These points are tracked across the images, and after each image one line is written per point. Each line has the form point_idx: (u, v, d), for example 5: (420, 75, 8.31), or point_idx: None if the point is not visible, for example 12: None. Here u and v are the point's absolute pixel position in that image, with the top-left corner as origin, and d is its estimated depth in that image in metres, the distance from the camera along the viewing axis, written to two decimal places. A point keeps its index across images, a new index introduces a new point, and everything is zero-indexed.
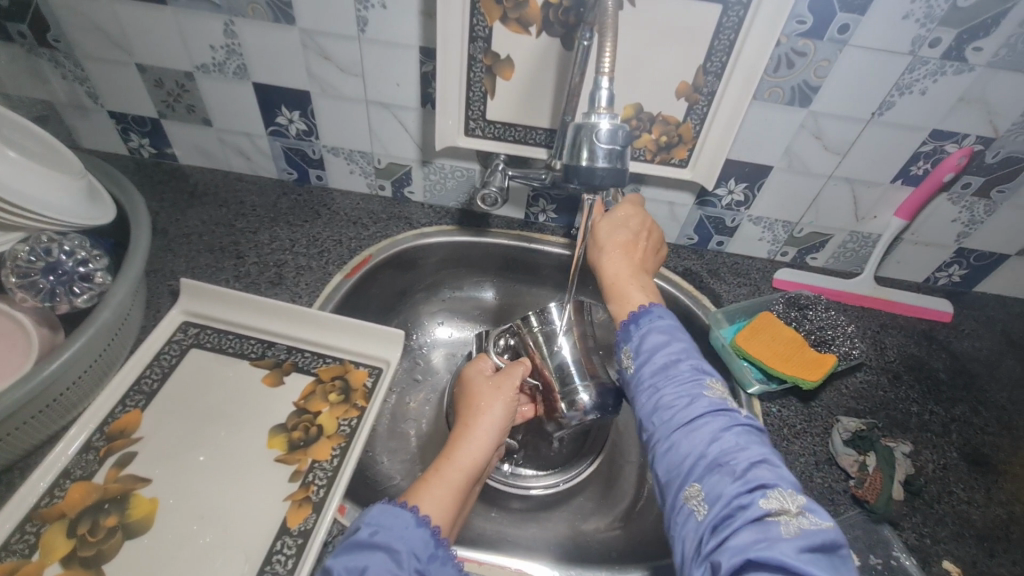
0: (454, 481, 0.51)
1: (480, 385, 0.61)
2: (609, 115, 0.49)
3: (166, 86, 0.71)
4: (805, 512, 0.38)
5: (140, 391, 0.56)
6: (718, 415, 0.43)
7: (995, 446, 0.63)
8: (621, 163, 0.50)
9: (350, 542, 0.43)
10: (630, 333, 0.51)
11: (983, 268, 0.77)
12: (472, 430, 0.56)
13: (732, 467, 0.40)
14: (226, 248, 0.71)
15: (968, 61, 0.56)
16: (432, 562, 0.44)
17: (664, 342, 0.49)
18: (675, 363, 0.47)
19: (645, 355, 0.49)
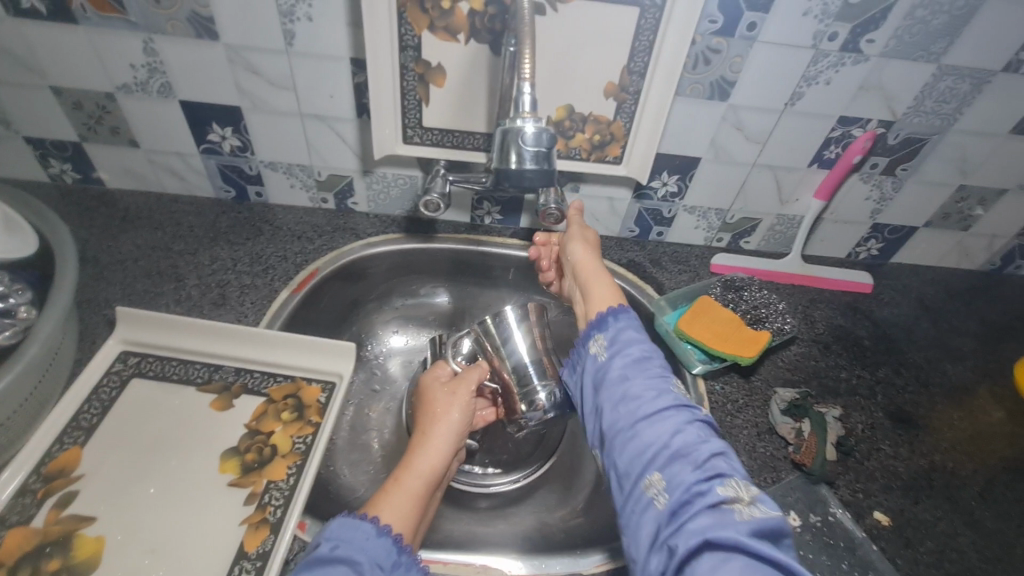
0: (414, 489, 0.52)
1: (436, 391, 0.63)
2: (533, 119, 0.51)
3: (86, 108, 0.68)
4: (757, 502, 0.39)
5: (78, 427, 0.53)
6: (681, 409, 0.45)
7: (915, 402, 0.69)
8: (548, 163, 0.53)
9: (308, 560, 0.42)
10: (605, 324, 0.54)
11: (896, 240, 0.84)
12: (430, 438, 0.58)
13: (693, 458, 0.41)
14: (164, 272, 0.69)
15: (863, 52, 0.62)
16: (396, 569, 0.44)
17: (637, 338, 0.52)
18: (645, 359, 0.50)
19: (617, 347, 0.51)
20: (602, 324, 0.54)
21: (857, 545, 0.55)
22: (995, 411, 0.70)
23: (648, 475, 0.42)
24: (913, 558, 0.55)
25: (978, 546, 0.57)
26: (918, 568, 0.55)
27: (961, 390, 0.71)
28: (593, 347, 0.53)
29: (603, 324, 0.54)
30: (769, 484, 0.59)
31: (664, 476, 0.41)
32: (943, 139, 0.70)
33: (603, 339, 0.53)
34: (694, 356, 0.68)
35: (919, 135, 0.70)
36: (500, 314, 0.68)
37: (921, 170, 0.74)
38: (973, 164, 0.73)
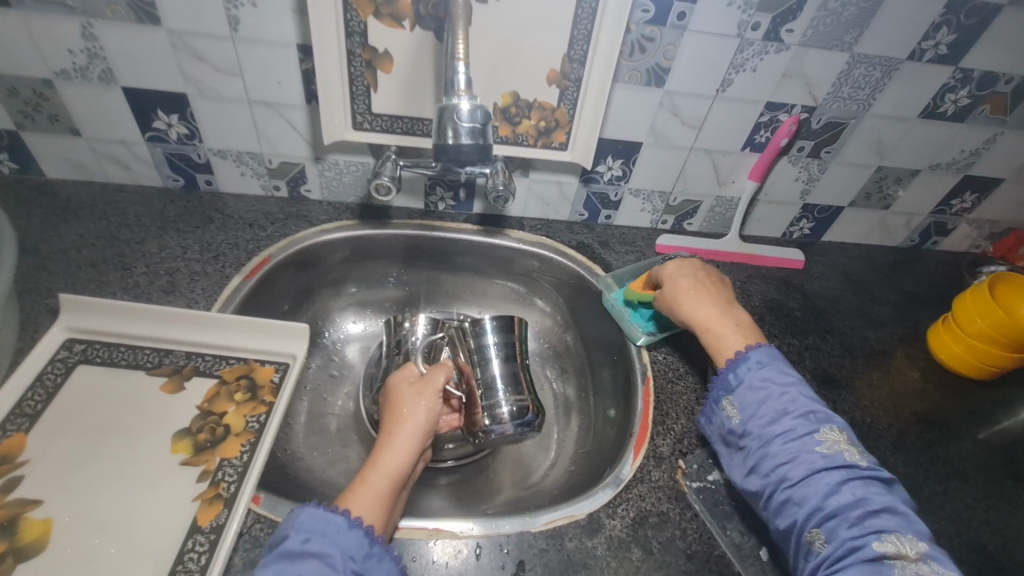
0: (380, 488, 0.51)
1: (403, 391, 0.60)
2: (467, 96, 0.53)
3: (22, 95, 0.66)
4: (926, 559, 0.44)
5: (22, 414, 0.53)
6: (833, 468, 0.48)
7: (840, 366, 0.75)
8: (484, 139, 0.54)
9: (280, 552, 0.44)
10: (731, 384, 0.56)
11: (825, 220, 0.90)
12: (395, 439, 0.55)
13: (850, 511, 0.46)
14: (110, 261, 0.68)
15: (784, 41, 0.66)
16: (368, 560, 0.46)
17: (760, 392, 0.54)
18: (779, 416, 0.52)
19: (751, 410, 0.53)
20: (726, 383, 0.56)
21: None
22: (910, 371, 0.76)
23: (800, 531, 0.48)
24: None
25: None
26: None
27: (880, 354, 0.78)
28: (725, 409, 0.56)
29: (727, 382, 0.56)
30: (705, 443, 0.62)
31: (818, 529, 0.47)
32: (861, 123, 0.76)
33: (732, 399, 0.55)
34: (639, 328, 0.71)
35: (840, 120, 0.75)
36: (480, 322, 0.67)
37: (843, 152, 0.80)
38: (888, 146, 0.79)
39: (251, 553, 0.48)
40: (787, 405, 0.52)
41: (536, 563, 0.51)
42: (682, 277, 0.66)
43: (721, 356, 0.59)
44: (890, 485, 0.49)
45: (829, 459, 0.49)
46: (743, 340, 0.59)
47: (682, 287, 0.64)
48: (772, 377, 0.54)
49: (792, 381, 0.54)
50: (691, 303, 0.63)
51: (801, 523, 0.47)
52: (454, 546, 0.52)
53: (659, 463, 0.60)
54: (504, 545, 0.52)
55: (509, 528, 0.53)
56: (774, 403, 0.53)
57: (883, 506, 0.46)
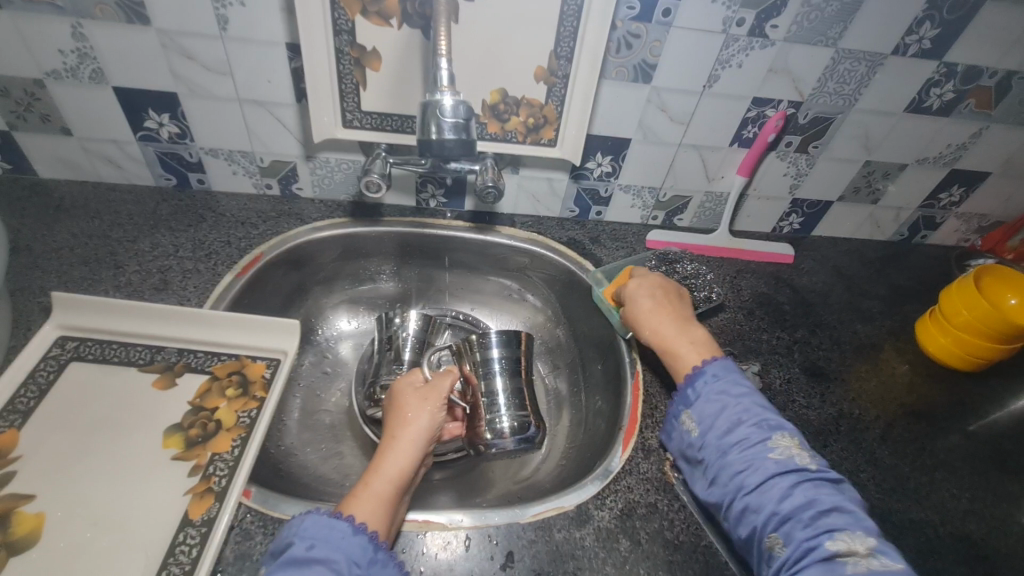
0: (382, 492, 0.51)
1: (407, 394, 0.60)
2: (451, 92, 0.54)
3: (14, 95, 0.67)
4: (876, 554, 0.44)
5: (15, 410, 0.53)
6: (786, 473, 0.49)
7: (828, 359, 0.75)
8: (467, 134, 0.55)
9: (285, 559, 0.44)
10: (689, 397, 0.57)
11: (815, 215, 0.91)
12: (399, 442, 0.55)
13: (805, 513, 0.46)
14: (103, 259, 0.69)
15: (769, 37, 0.67)
16: (373, 565, 0.46)
17: (716, 402, 0.55)
18: (734, 425, 0.53)
19: (707, 421, 0.54)
20: (684, 397, 0.57)
21: None
22: (898, 364, 0.77)
23: (760, 537, 0.48)
24: None
25: (876, 481, 0.63)
26: None
27: (869, 347, 0.78)
28: (684, 423, 0.56)
29: (685, 397, 0.57)
30: None
31: (777, 534, 0.47)
32: (848, 118, 0.77)
33: (690, 412, 0.56)
34: None
35: (826, 115, 0.76)
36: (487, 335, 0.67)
37: (830, 147, 0.80)
38: (875, 141, 0.80)
39: (242, 545, 0.48)
40: (740, 415, 0.53)
41: (525, 554, 0.52)
42: (645, 296, 0.67)
43: (680, 375, 0.60)
44: (841, 485, 0.50)
45: (783, 464, 0.50)
46: (699, 356, 0.60)
47: (643, 306, 0.66)
48: (727, 389, 0.56)
49: (745, 390, 0.56)
50: (648, 323, 0.65)
51: (760, 530, 0.48)
52: (443, 538, 0.52)
53: (647, 455, 0.61)
54: (493, 536, 0.53)
55: (498, 519, 0.54)
56: (729, 414, 0.54)
57: (835, 506, 0.47)
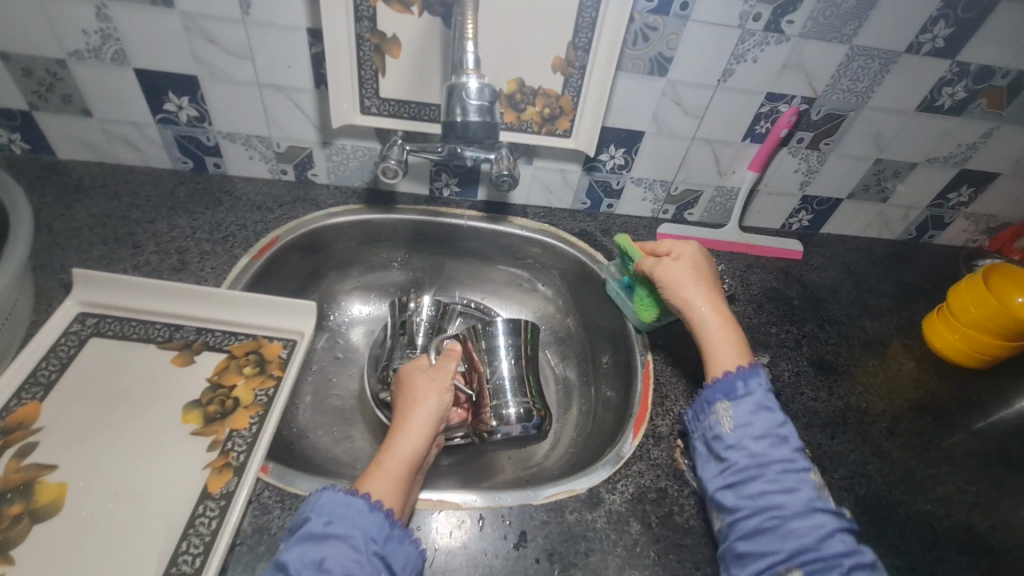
0: (395, 471, 0.51)
1: (416, 377, 0.61)
2: (476, 76, 0.55)
3: (36, 75, 0.67)
4: None
5: (37, 382, 0.54)
6: (826, 512, 0.49)
7: (836, 353, 0.76)
8: (491, 117, 0.56)
9: (303, 534, 0.45)
10: (739, 400, 0.56)
11: (824, 212, 0.92)
12: (410, 423, 0.56)
13: (840, 559, 0.47)
14: (122, 239, 0.70)
15: (784, 32, 0.68)
16: (390, 541, 0.47)
17: (765, 416, 0.55)
18: (781, 445, 0.53)
19: (754, 430, 0.54)
20: (730, 389, 0.57)
21: None
22: (905, 360, 0.78)
23: (781, 564, 0.47)
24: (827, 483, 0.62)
25: (883, 472, 0.64)
26: (832, 492, 0.61)
27: (876, 343, 0.79)
28: (725, 422, 0.55)
29: (732, 389, 0.57)
30: None
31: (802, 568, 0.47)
32: (860, 115, 0.77)
33: (734, 413, 0.55)
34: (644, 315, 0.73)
35: (839, 112, 0.77)
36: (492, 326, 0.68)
37: (841, 144, 0.81)
38: (886, 139, 0.81)
39: (259, 519, 0.49)
40: (789, 439, 0.53)
41: (537, 534, 0.53)
42: (698, 270, 0.67)
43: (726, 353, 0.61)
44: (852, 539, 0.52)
45: (818, 496, 0.50)
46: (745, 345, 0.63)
47: (699, 279, 0.66)
48: (773, 404, 0.56)
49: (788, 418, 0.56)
50: (708, 297, 0.65)
51: (786, 558, 0.47)
52: (457, 516, 0.53)
53: (658, 442, 0.62)
54: (505, 516, 0.54)
55: (510, 500, 0.55)
56: (776, 427, 0.54)
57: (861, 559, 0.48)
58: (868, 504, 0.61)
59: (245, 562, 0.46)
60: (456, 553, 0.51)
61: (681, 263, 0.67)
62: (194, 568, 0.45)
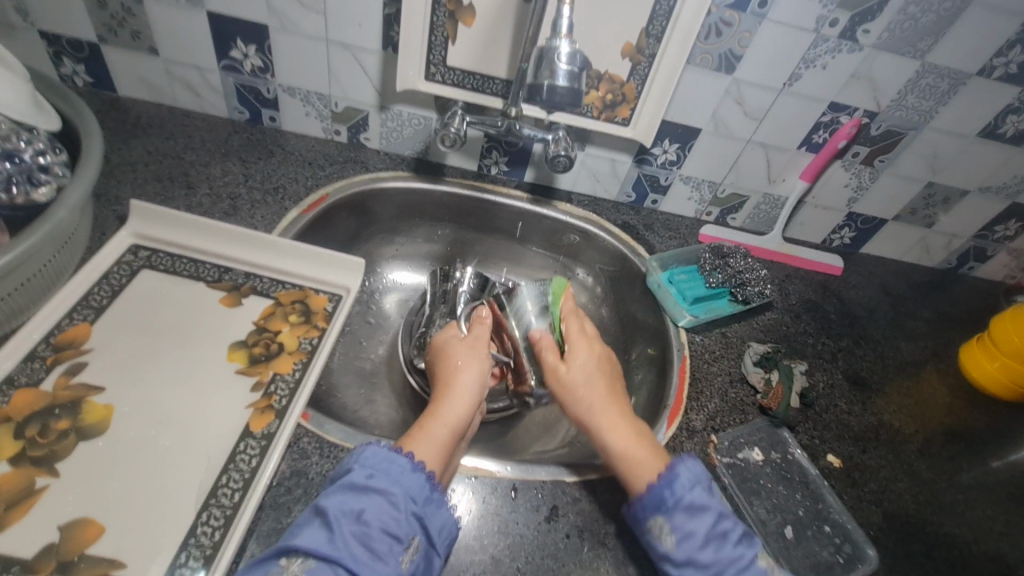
0: (441, 436, 0.50)
1: (454, 344, 0.60)
2: (568, 40, 0.55)
3: (110, 8, 0.68)
4: None
5: (88, 306, 0.55)
6: None
7: (871, 370, 0.76)
8: (577, 84, 0.55)
9: (344, 483, 0.45)
10: (665, 504, 0.48)
11: (868, 231, 0.91)
12: (453, 389, 0.55)
13: None
14: (175, 178, 0.70)
15: (858, 42, 0.67)
16: (429, 504, 0.45)
17: (698, 513, 0.48)
18: (723, 544, 0.47)
19: (695, 540, 0.47)
20: (659, 502, 0.48)
21: (810, 480, 0.61)
22: (939, 386, 0.77)
23: None
24: (858, 496, 0.61)
25: (913, 492, 0.63)
26: (863, 505, 0.60)
27: (911, 365, 0.78)
28: (660, 537, 0.48)
29: (661, 501, 0.48)
30: (737, 424, 0.64)
31: None
32: (920, 135, 0.77)
33: (666, 523, 0.48)
34: (683, 310, 0.73)
35: (899, 129, 0.76)
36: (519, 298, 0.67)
37: (896, 163, 0.81)
38: (942, 162, 0.80)
39: (298, 463, 0.49)
40: (728, 529, 0.47)
41: (569, 510, 0.53)
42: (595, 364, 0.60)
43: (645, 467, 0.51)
44: None
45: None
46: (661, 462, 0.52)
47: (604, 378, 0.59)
48: (708, 494, 0.49)
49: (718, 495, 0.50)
50: (609, 414, 0.55)
51: None
52: (490, 485, 0.53)
53: (691, 436, 0.61)
54: (538, 489, 0.54)
55: (544, 476, 0.55)
56: (716, 525, 0.47)
57: None
58: (898, 521, 0.60)
59: (282, 503, 0.46)
60: (487, 520, 0.51)
61: (595, 355, 0.60)
62: (232, 502, 0.45)
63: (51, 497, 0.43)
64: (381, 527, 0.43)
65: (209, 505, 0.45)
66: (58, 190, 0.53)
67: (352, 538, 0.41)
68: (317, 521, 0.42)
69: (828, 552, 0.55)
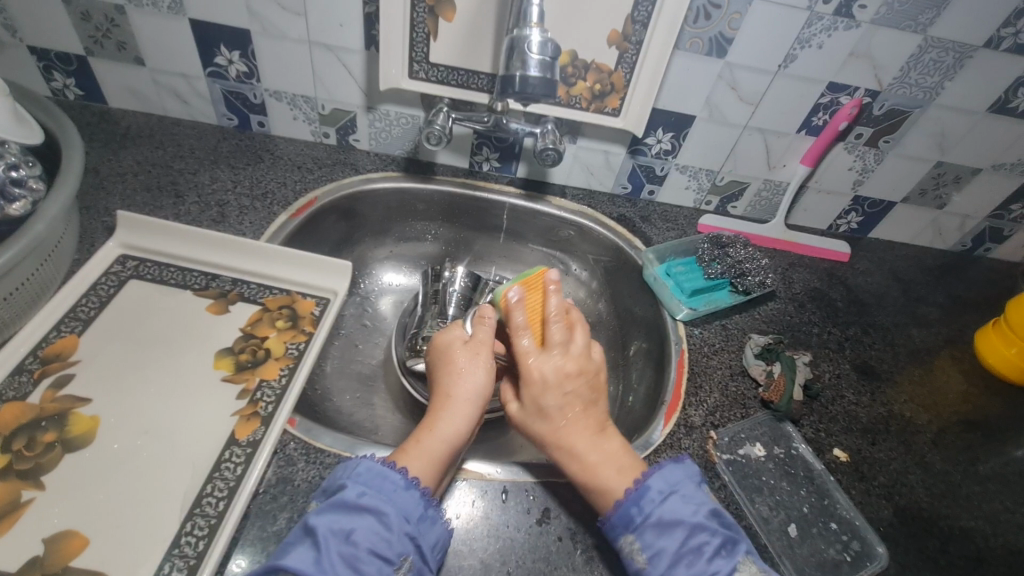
0: (438, 452, 0.49)
1: (456, 348, 0.56)
2: (539, 29, 0.53)
3: (95, 20, 0.68)
4: None
5: (76, 317, 0.55)
6: None
7: (880, 359, 0.73)
8: (552, 75, 0.54)
9: (336, 501, 0.44)
10: (631, 521, 0.46)
11: (875, 215, 0.88)
12: (453, 401, 0.53)
13: None
14: (164, 188, 0.70)
15: (855, 18, 0.64)
16: (422, 522, 0.45)
17: (665, 530, 0.45)
18: (693, 560, 0.44)
19: (662, 556, 0.44)
20: (627, 521, 0.46)
21: (815, 475, 0.58)
22: (954, 374, 0.74)
23: None
24: (866, 490, 0.58)
25: (926, 484, 0.61)
26: (871, 499, 0.58)
27: (923, 353, 0.75)
28: (628, 551, 0.46)
29: (629, 519, 0.46)
30: (737, 419, 0.62)
31: None
32: (925, 113, 0.74)
33: (635, 539, 0.45)
34: (681, 303, 0.72)
35: (903, 107, 0.73)
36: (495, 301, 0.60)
37: (902, 143, 0.77)
38: (950, 141, 0.77)
39: (284, 470, 0.48)
40: (702, 543, 0.44)
41: (562, 512, 0.52)
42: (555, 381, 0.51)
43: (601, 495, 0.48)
44: None
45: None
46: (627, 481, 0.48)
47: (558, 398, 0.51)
48: (684, 507, 0.46)
49: (696, 509, 0.46)
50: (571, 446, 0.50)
51: None
52: (480, 486, 0.52)
53: (689, 432, 0.60)
54: (529, 491, 0.52)
55: (536, 476, 0.54)
56: (688, 541, 0.44)
57: None
58: (909, 516, 0.58)
59: (268, 510, 0.45)
60: (477, 523, 0.50)
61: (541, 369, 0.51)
62: (217, 511, 0.45)
63: (37, 511, 0.43)
64: (370, 549, 0.42)
65: (193, 515, 0.44)
66: (33, 205, 0.53)
67: (339, 559, 0.41)
68: (307, 541, 0.42)
69: (834, 550, 0.53)
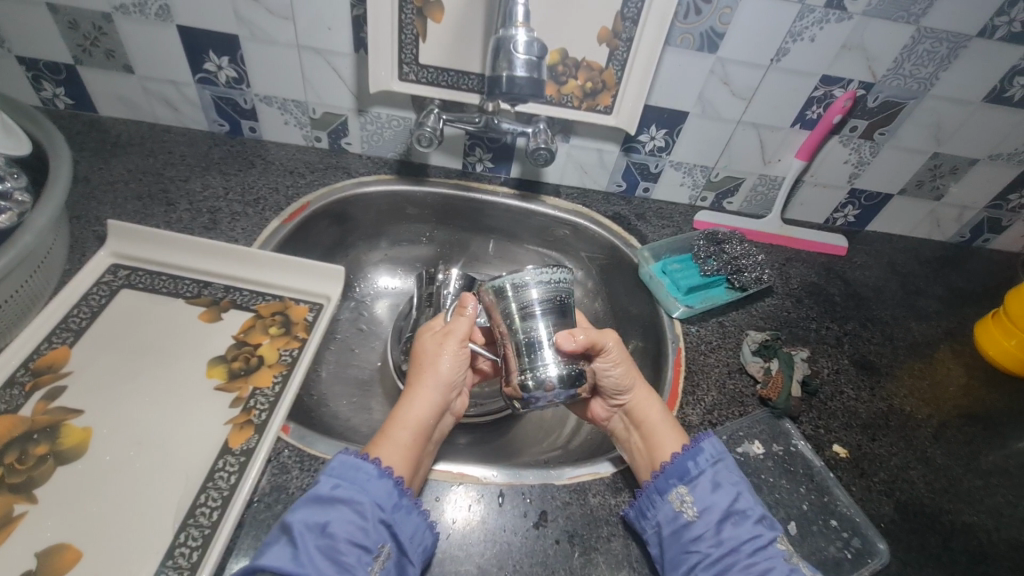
0: (401, 439, 0.49)
1: (425, 339, 0.57)
2: (524, 29, 0.53)
3: (82, 29, 0.68)
4: None
5: (67, 328, 0.55)
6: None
7: (879, 353, 0.72)
8: (539, 74, 0.54)
9: (310, 497, 0.44)
10: (688, 473, 0.51)
11: (872, 208, 0.87)
12: (418, 388, 0.54)
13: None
14: (155, 196, 0.70)
15: (847, 10, 0.64)
16: (397, 510, 0.45)
17: (716, 487, 0.51)
18: (739, 519, 0.49)
19: (712, 510, 0.49)
20: (683, 472, 0.51)
21: (815, 472, 0.58)
22: (954, 367, 0.73)
23: None
24: (867, 486, 0.58)
25: (927, 479, 0.60)
26: (872, 495, 0.57)
27: (922, 346, 0.75)
28: (677, 501, 0.50)
29: (685, 470, 0.51)
30: (735, 417, 0.61)
31: None
32: (920, 104, 0.73)
33: (688, 491, 0.51)
34: (676, 301, 0.71)
35: (898, 99, 0.72)
36: (520, 276, 0.52)
37: (897, 135, 0.77)
38: (946, 132, 0.76)
39: (278, 477, 0.48)
40: (747, 505, 0.50)
41: (559, 514, 0.51)
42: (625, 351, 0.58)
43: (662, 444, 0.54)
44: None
45: (791, 570, 0.47)
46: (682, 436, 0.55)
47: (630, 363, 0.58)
48: (730, 474, 0.52)
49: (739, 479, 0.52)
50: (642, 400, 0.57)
51: None
52: (477, 490, 0.52)
53: (687, 431, 0.59)
54: (525, 493, 0.52)
55: (533, 479, 0.53)
56: (736, 502, 0.50)
57: None
58: (910, 511, 0.57)
59: (263, 519, 0.45)
60: (474, 528, 0.49)
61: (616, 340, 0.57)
62: (211, 520, 0.45)
63: (29, 524, 0.42)
64: (348, 539, 0.42)
65: (187, 525, 0.44)
66: (19, 217, 0.53)
67: (317, 552, 0.41)
68: (283, 539, 0.42)
69: (835, 547, 0.53)
